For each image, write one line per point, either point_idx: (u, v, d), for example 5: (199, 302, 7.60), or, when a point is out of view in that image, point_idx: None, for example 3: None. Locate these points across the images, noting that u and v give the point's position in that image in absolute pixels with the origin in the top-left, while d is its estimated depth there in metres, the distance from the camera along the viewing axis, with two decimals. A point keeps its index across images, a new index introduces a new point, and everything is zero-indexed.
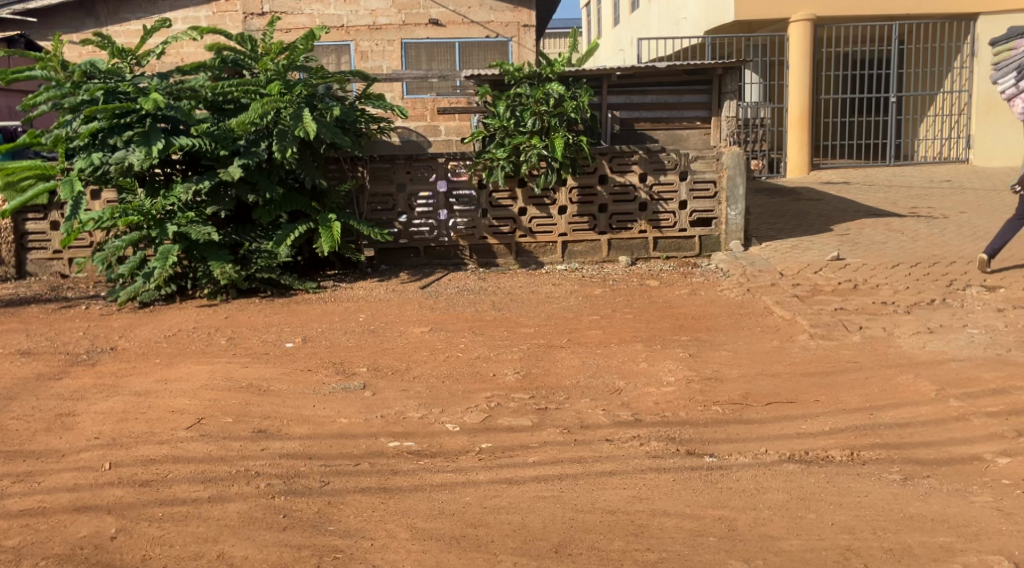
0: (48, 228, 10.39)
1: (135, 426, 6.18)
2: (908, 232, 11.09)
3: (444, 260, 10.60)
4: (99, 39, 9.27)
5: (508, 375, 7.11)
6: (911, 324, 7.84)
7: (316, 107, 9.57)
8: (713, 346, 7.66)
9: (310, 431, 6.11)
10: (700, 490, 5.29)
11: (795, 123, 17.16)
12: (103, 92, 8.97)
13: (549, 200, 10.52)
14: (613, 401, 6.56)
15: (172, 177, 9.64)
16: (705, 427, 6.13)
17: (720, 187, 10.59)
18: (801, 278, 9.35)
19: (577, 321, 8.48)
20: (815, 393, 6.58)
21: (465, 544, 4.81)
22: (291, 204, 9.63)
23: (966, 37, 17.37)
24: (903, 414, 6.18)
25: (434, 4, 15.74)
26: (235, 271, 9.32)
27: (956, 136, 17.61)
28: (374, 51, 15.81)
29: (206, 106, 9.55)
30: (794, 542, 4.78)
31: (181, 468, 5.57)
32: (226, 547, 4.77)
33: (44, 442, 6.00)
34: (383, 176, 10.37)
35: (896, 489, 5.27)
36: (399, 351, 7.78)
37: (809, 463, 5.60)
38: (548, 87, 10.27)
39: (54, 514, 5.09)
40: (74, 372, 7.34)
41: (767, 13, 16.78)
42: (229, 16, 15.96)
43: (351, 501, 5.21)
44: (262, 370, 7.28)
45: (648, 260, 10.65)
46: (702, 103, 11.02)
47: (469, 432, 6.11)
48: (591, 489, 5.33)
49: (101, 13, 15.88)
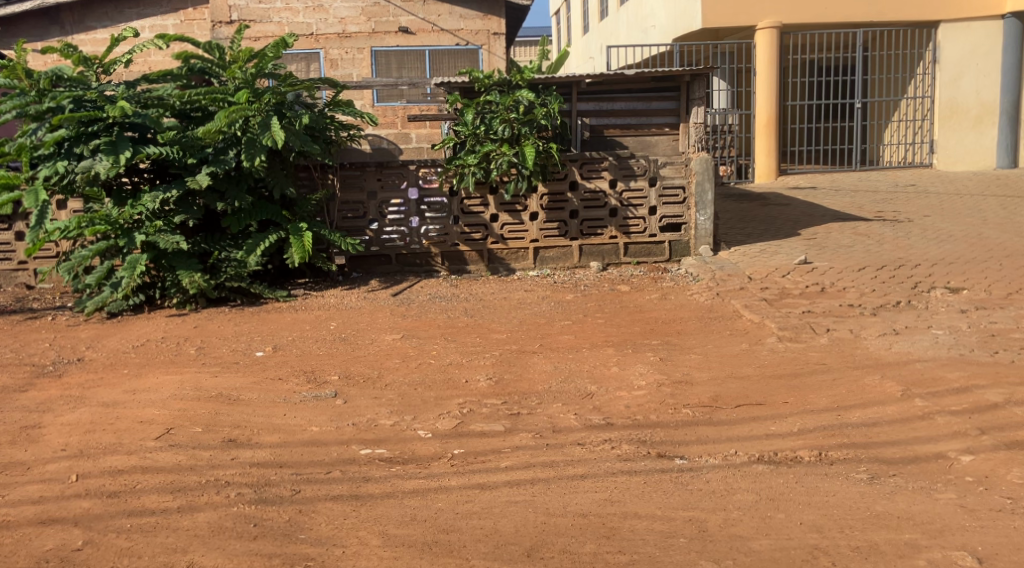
0: (12, 238, 10.31)
1: (103, 437, 6.14)
2: (874, 235, 11.19)
3: (415, 268, 10.58)
4: (64, 47, 9.21)
5: (480, 382, 7.11)
6: (878, 326, 7.93)
7: (285, 115, 9.56)
8: (683, 350, 7.71)
9: (281, 440, 6.09)
10: (670, 492, 5.32)
11: (764, 127, 17.18)
12: (70, 99, 8.91)
13: (520, 206, 10.57)
14: (586, 405, 6.60)
15: (139, 187, 9.56)
16: (676, 429, 6.17)
17: (689, 193, 10.67)
18: (770, 281, 9.44)
19: (548, 327, 8.50)
20: (784, 394, 6.65)
21: (437, 549, 4.82)
22: (261, 213, 9.60)
23: (928, 44, 17.51)
24: (870, 414, 6.24)
25: (404, 12, 15.72)
26: (204, 280, 9.29)
27: (920, 141, 17.80)
28: (344, 59, 15.74)
29: (174, 114, 9.51)
30: (763, 542, 4.82)
31: (150, 479, 5.54)
32: (195, 557, 4.75)
33: (8, 454, 5.95)
34: (353, 184, 10.36)
35: (862, 488, 5.32)
36: (370, 358, 7.77)
37: (777, 464, 5.65)
38: (517, 94, 10.30)
39: (19, 527, 5.04)
40: (39, 385, 7.27)
41: (734, 18, 16.95)
42: (197, 25, 16.01)
43: (323, 509, 5.20)
44: (232, 380, 7.24)
45: (619, 265, 10.69)
46: (671, 110, 11.01)
47: (442, 438, 6.11)
48: (564, 493, 5.34)
49: (66, 21, 15.81)
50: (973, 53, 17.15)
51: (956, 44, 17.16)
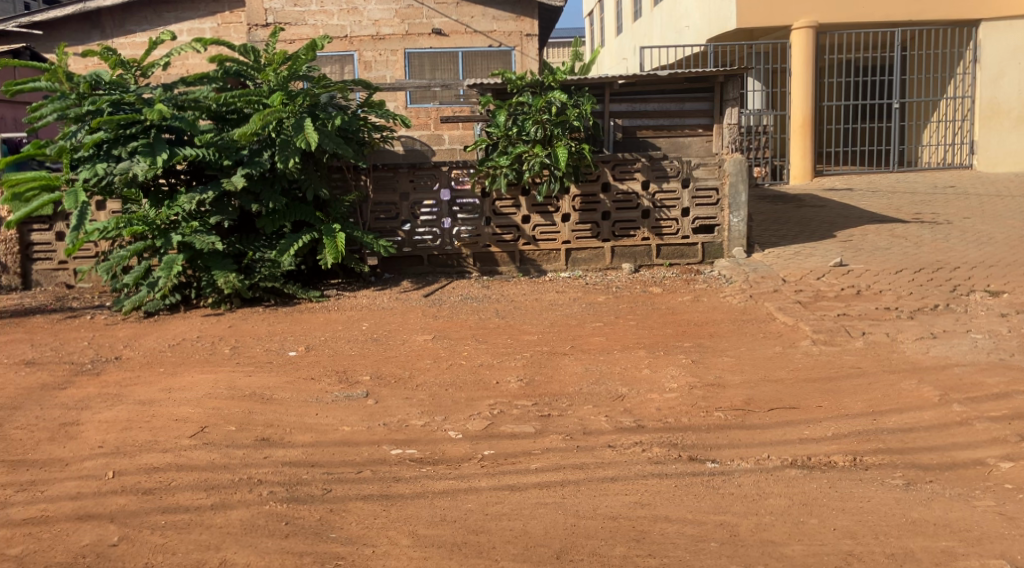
0: (53, 239, 10.44)
1: (139, 435, 6.20)
2: (912, 237, 11.07)
3: (447, 269, 10.60)
4: (103, 50, 9.30)
5: (511, 383, 7.11)
6: (915, 329, 7.83)
7: (319, 116, 9.61)
8: (715, 352, 7.66)
9: (313, 439, 6.12)
10: (702, 496, 5.28)
11: (800, 129, 17.00)
12: (109, 102, 9.00)
13: (552, 208, 10.55)
14: (616, 407, 6.58)
15: (176, 188, 9.65)
16: (708, 432, 6.13)
17: (722, 195, 10.60)
18: (804, 283, 9.36)
19: (579, 329, 8.48)
20: (818, 398, 6.59)
21: (466, 550, 4.82)
22: (295, 214, 9.65)
23: (968, 43, 17.31)
24: (906, 419, 6.16)
25: (437, 14, 15.74)
26: (238, 280, 9.35)
27: (960, 142, 17.55)
28: (378, 61, 15.80)
29: (209, 116, 9.57)
30: (796, 547, 4.78)
31: (184, 476, 5.58)
32: (228, 555, 4.78)
33: (48, 451, 6.02)
34: (386, 185, 10.40)
35: (898, 494, 5.26)
36: (401, 359, 7.78)
37: (811, 468, 5.60)
38: (549, 96, 10.27)
39: (56, 523, 5.10)
40: (78, 382, 7.36)
41: (770, 19, 16.82)
42: (233, 28, 16.10)
43: (353, 509, 5.22)
44: (266, 379, 7.28)
45: (651, 267, 10.65)
46: (704, 111, 10.97)
47: (472, 440, 6.11)
48: (594, 495, 5.33)
49: (106, 25, 16.01)
50: (1015, 52, 16.93)
51: (996, 43, 16.94)
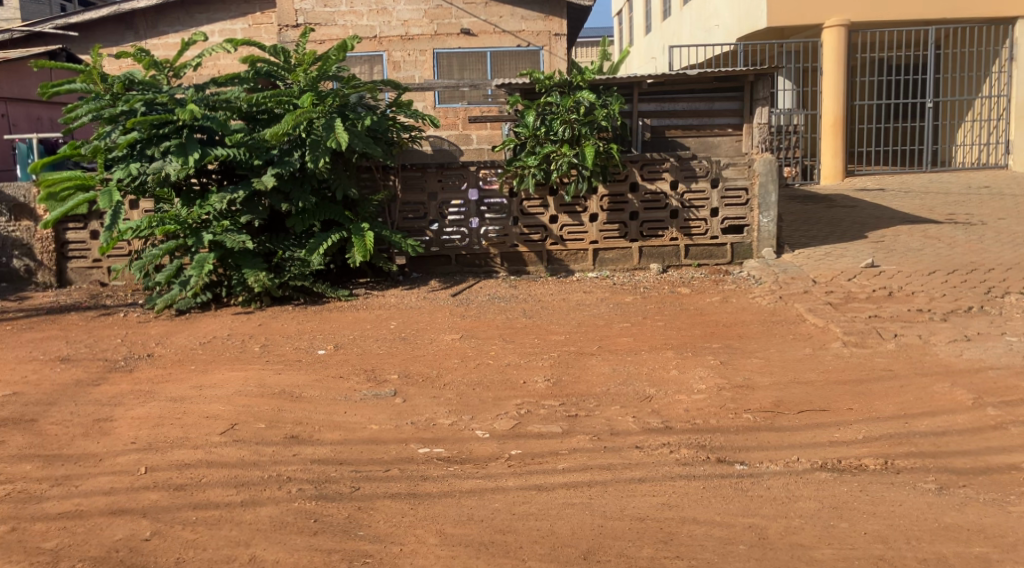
0: (88, 237, 10.53)
1: (170, 431, 6.24)
2: (945, 238, 10.96)
3: (475, 268, 10.61)
4: (137, 51, 9.37)
5: (538, 383, 7.11)
6: (948, 332, 7.76)
7: (349, 117, 9.64)
8: (744, 354, 7.63)
9: (342, 437, 6.15)
10: (730, 498, 5.26)
11: (830, 129, 16.88)
12: (142, 102, 9.08)
13: (579, 207, 10.54)
14: (644, 408, 6.56)
15: (207, 187, 9.73)
16: (736, 434, 6.10)
17: (752, 195, 10.54)
18: (835, 285, 9.30)
19: (607, 329, 8.46)
20: (849, 400, 6.54)
21: (493, 549, 4.82)
22: (324, 214, 9.69)
23: (1004, 41, 17.13)
24: (938, 423, 6.11)
25: (466, 14, 15.76)
26: (269, 279, 9.40)
27: (995, 141, 17.34)
28: (407, 61, 15.83)
29: (241, 116, 9.62)
30: (827, 551, 4.75)
31: (215, 473, 5.62)
32: (258, 551, 4.81)
33: (82, 446, 6.08)
34: (414, 185, 10.44)
35: (931, 498, 5.21)
36: (429, 358, 7.80)
37: (841, 472, 5.56)
38: (578, 96, 10.26)
39: (90, 517, 5.15)
40: (111, 379, 7.42)
41: (801, 17, 16.71)
42: (264, 29, 16.20)
43: (381, 507, 5.24)
44: (295, 377, 7.32)
45: (680, 267, 10.61)
46: (734, 110, 10.89)
47: (500, 439, 6.11)
48: (621, 496, 5.32)
49: (140, 26, 16.14)
50: None
51: None
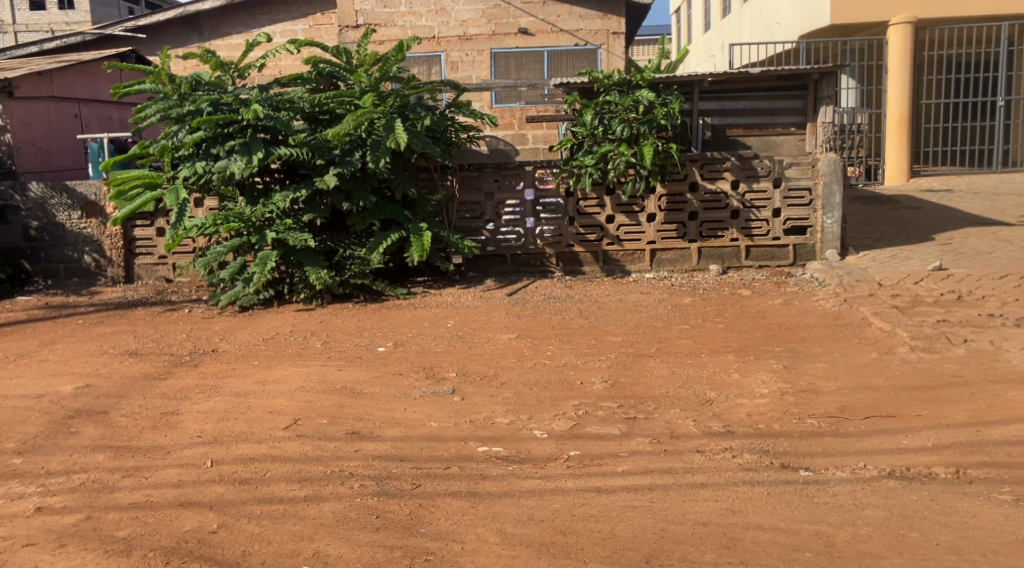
0: (155, 235, 10.65)
1: (235, 426, 6.29)
2: (1016, 241, 10.69)
3: (530, 268, 10.59)
4: (203, 51, 9.46)
5: (597, 384, 7.05)
6: (1020, 337, 7.57)
7: (409, 117, 9.67)
8: (807, 357, 7.50)
9: (402, 434, 6.15)
10: (796, 504, 5.17)
11: (895, 129, 16.66)
12: (208, 102, 9.17)
13: (637, 207, 10.47)
14: (705, 412, 6.48)
15: (270, 186, 9.81)
16: (801, 439, 6.00)
17: (815, 195, 10.38)
18: (901, 288, 9.12)
19: (666, 331, 8.38)
20: (917, 407, 6.40)
21: (554, 550, 4.79)
22: (384, 213, 9.72)
23: None
24: (1012, 431, 5.96)
25: (523, 14, 15.64)
26: (330, 277, 9.45)
27: None
28: (465, 62, 15.71)
29: (303, 116, 9.67)
30: (897, 561, 4.65)
31: (279, 468, 5.65)
32: (322, 546, 4.83)
33: (150, 439, 6.14)
34: (471, 185, 10.45)
35: (1004, 509, 5.08)
36: (486, 357, 7.78)
37: (910, 480, 5.44)
38: (637, 94, 10.13)
39: (160, 508, 5.20)
40: (177, 374, 7.50)
41: (865, 15, 16.42)
42: (324, 30, 16.21)
43: (442, 504, 5.22)
44: (355, 374, 7.34)
45: (740, 269, 10.48)
46: (797, 110, 10.69)
47: (558, 439, 6.07)
48: (682, 500, 5.25)
49: (205, 27, 16.33)
50: None
51: None
